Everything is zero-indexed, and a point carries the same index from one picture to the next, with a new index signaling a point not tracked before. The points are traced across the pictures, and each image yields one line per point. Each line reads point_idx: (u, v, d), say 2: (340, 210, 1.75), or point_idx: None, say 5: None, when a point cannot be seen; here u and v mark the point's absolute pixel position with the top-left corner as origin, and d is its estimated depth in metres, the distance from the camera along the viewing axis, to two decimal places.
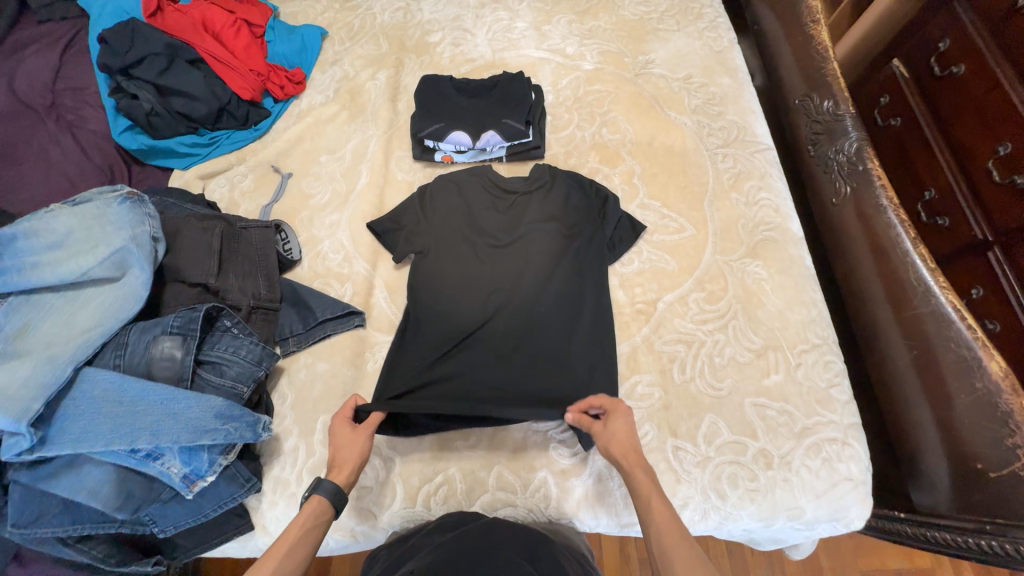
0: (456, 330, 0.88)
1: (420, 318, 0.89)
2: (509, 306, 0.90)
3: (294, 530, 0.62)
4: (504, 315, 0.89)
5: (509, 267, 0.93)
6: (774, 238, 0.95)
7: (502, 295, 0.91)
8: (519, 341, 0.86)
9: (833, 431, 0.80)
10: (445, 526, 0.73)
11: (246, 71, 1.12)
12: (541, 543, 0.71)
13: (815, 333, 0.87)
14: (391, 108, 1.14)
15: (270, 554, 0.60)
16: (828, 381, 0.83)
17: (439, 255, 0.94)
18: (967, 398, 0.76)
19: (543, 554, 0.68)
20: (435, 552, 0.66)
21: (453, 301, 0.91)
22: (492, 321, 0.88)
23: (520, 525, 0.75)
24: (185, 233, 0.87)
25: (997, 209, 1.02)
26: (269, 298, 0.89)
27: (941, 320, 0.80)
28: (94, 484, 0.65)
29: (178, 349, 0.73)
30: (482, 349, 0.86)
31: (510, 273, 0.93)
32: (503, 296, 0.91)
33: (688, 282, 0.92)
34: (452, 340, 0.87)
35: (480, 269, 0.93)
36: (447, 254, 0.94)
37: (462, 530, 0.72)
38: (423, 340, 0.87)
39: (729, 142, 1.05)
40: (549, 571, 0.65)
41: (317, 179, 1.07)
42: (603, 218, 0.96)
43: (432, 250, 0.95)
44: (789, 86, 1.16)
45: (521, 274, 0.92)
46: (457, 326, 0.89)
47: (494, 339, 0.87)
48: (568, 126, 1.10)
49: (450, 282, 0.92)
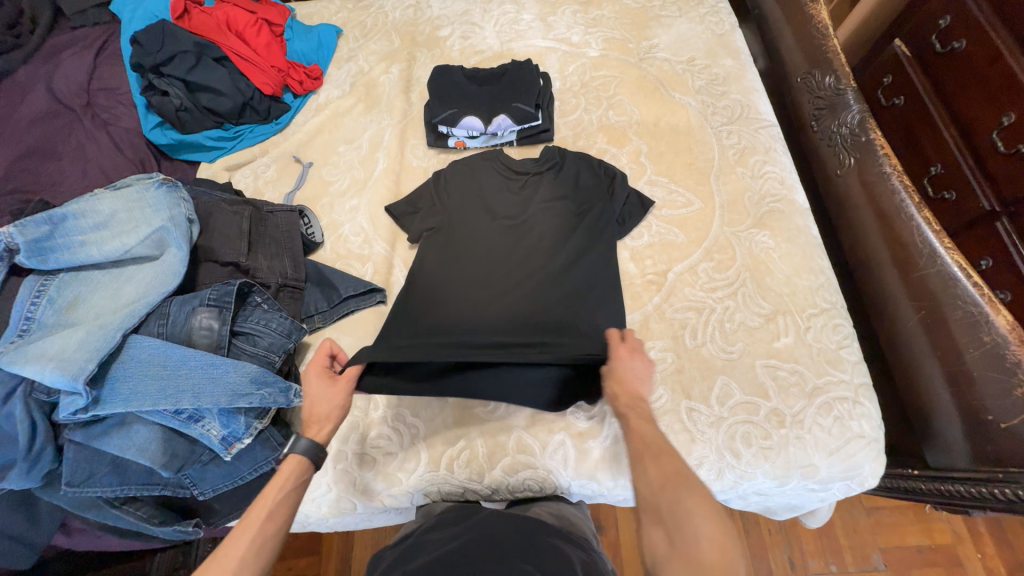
0: (468, 305, 0.91)
1: (432, 293, 0.92)
2: (520, 281, 0.93)
3: (273, 491, 0.64)
4: (516, 288, 0.92)
5: (519, 244, 0.97)
6: (781, 209, 0.98)
7: (513, 272, 0.94)
8: (528, 312, 0.89)
9: (844, 390, 0.82)
10: (447, 523, 0.76)
11: (268, 67, 1.18)
12: (543, 529, 0.74)
13: (823, 298, 0.89)
14: (405, 99, 1.19)
15: (248, 519, 0.60)
16: (837, 343, 0.86)
17: (450, 233, 0.98)
18: (976, 352, 0.77)
19: (543, 542, 0.70)
20: (443, 545, 0.70)
21: (467, 277, 0.94)
22: (502, 294, 0.92)
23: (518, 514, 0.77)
24: (216, 216, 0.92)
25: (1005, 179, 1.03)
26: (295, 278, 0.94)
27: (946, 280, 0.82)
28: (143, 442, 0.70)
29: (214, 319, 0.78)
30: (491, 320, 0.88)
31: (522, 251, 0.96)
32: (515, 271, 0.94)
33: (697, 252, 0.95)
34: (465, 312, 0.90)
35: (492, 247, 0.97)
36: (457, 232, 0.98)
37: (467, 525, 0.74)
38: (435, 314, 0.89)
39: (734, 120, 1.08)
40: (547, 557, 0.66)
41: (337, 167, 1.12)
42: (612, 195, 0.99)
43: (444, 231, 0.99)
44: (790, 65, 1.19)
45: (531, 250, 0.96)
46: (470, 301, 0.91)
47: (504, 310, 0.90)
48: (575, 110, 1.14)
49: (462, 260, 0.96)
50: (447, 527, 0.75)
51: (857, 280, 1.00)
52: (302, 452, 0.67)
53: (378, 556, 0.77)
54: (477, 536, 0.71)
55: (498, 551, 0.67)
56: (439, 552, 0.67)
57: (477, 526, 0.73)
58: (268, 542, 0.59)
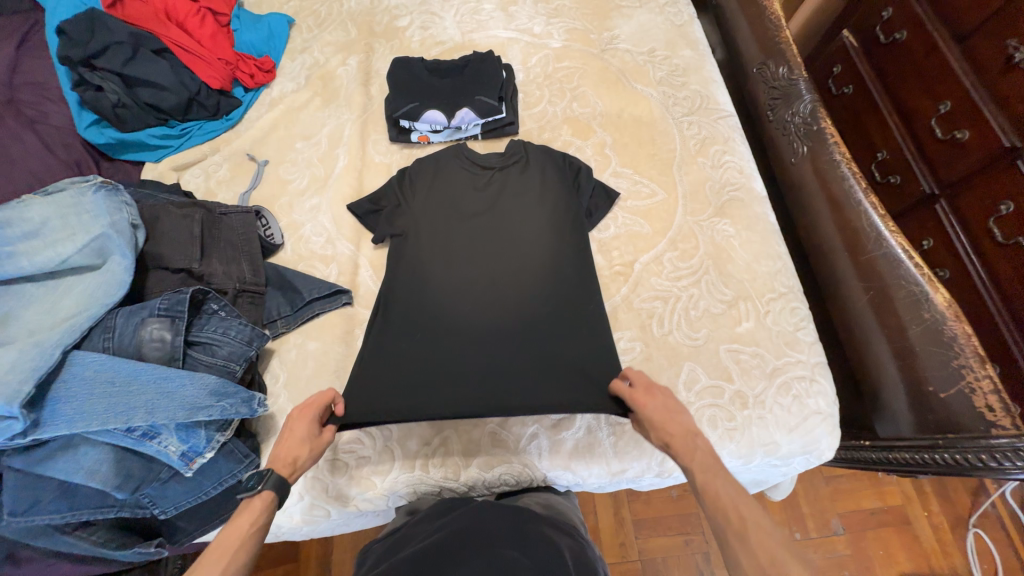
0: (444, 313, 0.88)
1: (406, 305, 0.89)
2: (496, 284, 0.91)
3: (244, 524, 0.61)
4: (493, 291, 0.91)
5: (491, 244, 0.95)
6: (740, 198, 1.01)
7: (487, 274, 0.92)
8: (507, 317, 0.88)
9: (801, 369, 0.86)
10: (435, 515, 0.77)
11: (214, 59, 1.11)
12: (530, 518, 0.75)
13: (781, 283, 0.93)
14: (364, 92, 1.16)
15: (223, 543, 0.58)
16: (794, 325, 0.90)
17: (418, 236, 0.95)
18: (918, 328, 0.83)
19: (529, 530, 0.72)
20: (426, 539, 0.70)
21: (439, 281, 0.91)
22: (479, 300, 0.90)
23: (503, 505, 0.79)
24: (163, 220, 0.86)
25: (942, 164, 1.10)
26: (254, 282, 0.90)
27: (892, 262, 0.87)
28: (92, 463, 0.66)
29: (167, 330, 0.73)
30: (469, 327, 0.87)
31: (494, 251, 0.94)
32: (490, 276, 0.92)
33: (662, 243, 0.97)
34: (441, 320, 0.88)
35: (463, 249, 0.94)
36: (426, 235, 0.95)
37: (449, 517, 0.75)
38: (410, 327, 0.87)
39: (694, 110, 1.10)
40: (534, 543, 0.69)
41: (294, 165, 1.08)
42: (578, 188, 0.99)
43: (409, 232, 0.95)
44: (747, 55, 1.22)
45: (505, 251, 0.94)
46: (446, 309, 0.89)
47: (482, 317, 0.88)
48: (540, 102, 1.13)
49: (433, 265, 0.93)
50: (435, 518, 0.76)
51: (812, 263, 1.04)
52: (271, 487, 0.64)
53: (365, 553, 0.77)
54: (460, 526, 0.72)
55: (478, 542, 0.68)
56: (422, 546, 0.68)
57: (460, 517, 0.74)
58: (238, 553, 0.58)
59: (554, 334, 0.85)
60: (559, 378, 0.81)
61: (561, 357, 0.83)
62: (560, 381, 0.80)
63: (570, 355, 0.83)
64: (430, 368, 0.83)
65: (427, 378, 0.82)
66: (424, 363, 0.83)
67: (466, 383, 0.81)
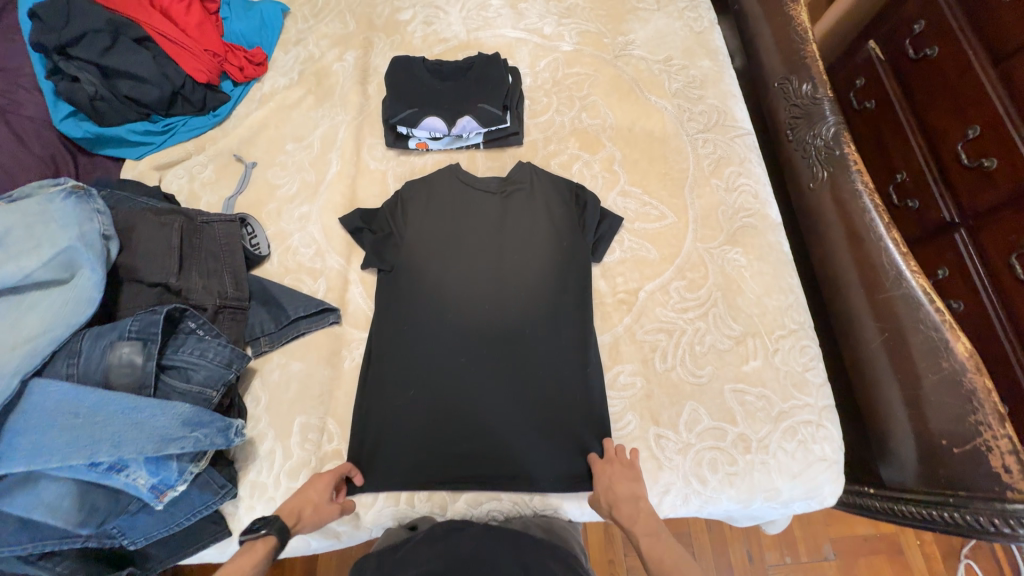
0: (438, 355, 0.86)
1: (401, 345, 0.87)
2: (495, 325, 0.88)
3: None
4: (491, 332, 0.88)
5: (490, 282, 0.92)
6: (754, 225, 0.95)
7: (484, 313, 0.89)
8: (502, 363, 0.85)
9: (808, 413, 0.82)
10: (436, 535, 0.73)
11: (200, 51, 1.03)
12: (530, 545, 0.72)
13: (792, 319, 0.88)
14: (361, 91, 1.09)
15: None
16: (804, 365, 0.85)
17: (414, 271, 0.92)
18: (934, 377, 0.78)
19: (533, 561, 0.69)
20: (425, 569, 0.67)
21: (435, 319, 0.89)
22: (476, 341, 0.87)
23: (506, 530, 0.74)
24: (139, 230, 0.81)
25: (968, 192, 1.04)
26: (236, 297, 0.86)
27: (911, 302, 0.82)
28: (53, 499, 0.62)
29: (139, 353, 0.68)
30: (464, 372, 0.85)
31: (490, 287, 0.91)
32: (487, 315, 0.89)
33: (669, 270, 0.92)
34: (437, 363, 0.85)
35: (461, 287, 0.91)
36: (421, 270, 0.92)
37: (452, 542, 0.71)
38: (405, 369, 0.85)
39: (710, 127, 1.04)
40: None
41: (284, 169, 1.02)
42: (583, 226, 0.94)
43: (403, 261, 0.92)
44: (767, 69, 1.15)
45: (504, 289, 0.91)
46: (441, 350, 0.86)
47: (478, 360, 0.86)
48: (547, 110, 1.07)
49: (429, 303, 0.90)
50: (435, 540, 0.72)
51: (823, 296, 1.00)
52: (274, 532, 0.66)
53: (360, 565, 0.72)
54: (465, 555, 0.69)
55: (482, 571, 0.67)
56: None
57: (457, 540, 0.72)
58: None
59: (545, 385, 0.83)
60: (544, 435, 0.81)
61: (556, 409, 0.82)
62: (555, 434, 0.81)
63: (565, 407, 0.82)
64: (426, 414, 0.83)
65: (423, 425, 0.82)
66: (419, 409, 0.83)
67: (462, 432, 0.82)
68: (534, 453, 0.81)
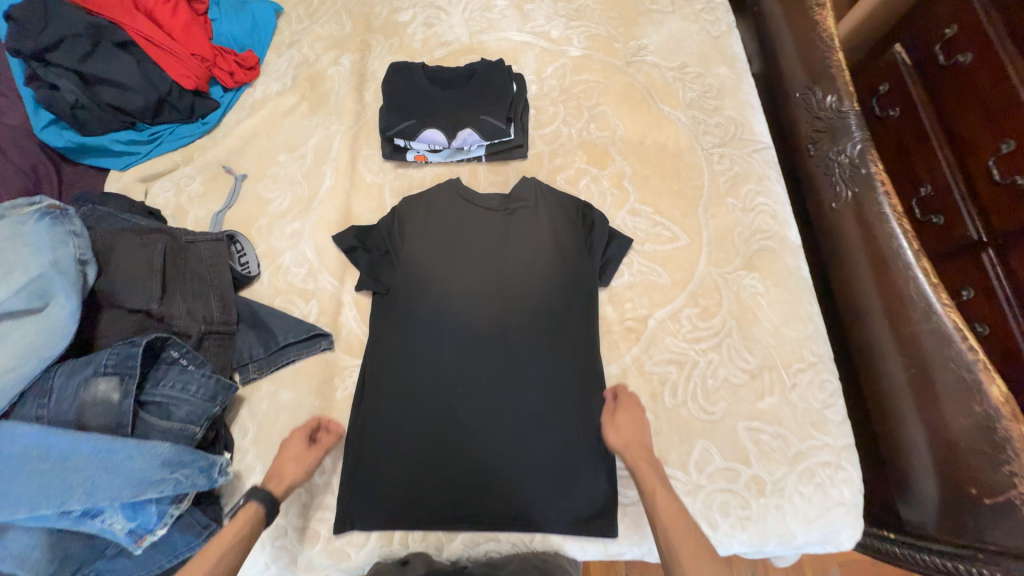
0: (435, 386, 0.81)
1: (396, 375, 0.82)
2: (494, 354, 0.83)
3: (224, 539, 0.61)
4: (490, 361, 0.83)
5: (490, 306, 0.87)
6: (772, 248, 0.90)
7: (483, 340, 0.84)
8: (502, 395, 0.80)
9: (826, 454, 0.77)
10: None
11: (187, 56, 0.97)
12: None
13: (811, 351, 0.83)
14: (357, 98, 1.03)
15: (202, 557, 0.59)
16: (823, 402, 0.80)
17: (411, 295, 0.87)
18: (965, 422, 0.73)
19: None
20: None
21: (432, 346, 0.84)
22: (474, 371, 0.82)
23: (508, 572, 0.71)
24: (119, 250, 0.76)
25: (996, 210, 0.96)
26: (223, 322, 0.81)
27: (941, 339, 0.76)
28: (22, 549, 0.58)
29: (116, 390, 0.64)
30: (462, 404, 0.80)
31: (491, 312, 0.86)
32: (487, 343, 0.84)
33: (681, 297, 0.87)
34: (433, 394, 0.81)
35: (460, 311, 0.86)
36: (419, 294, 0.87)
37: None
38: (400, 400, 0.81)
39: (726, 141, 0.98)
40: None
41: (276, 182, 0.97)
42: (590, 249, 0.88)
43: (400, 284, 0.87)
44: (790, 78, 1.07)
45: (505, 315, 0.86)
46: (438, 381, 0.82)
47: (477, 392, 0.81)
48: (553, 121, 1.01)
49: (426, 329, 0.85)
50: None
51: (844, 325, 0.93)
52: (259, 500, 0.65)
53: None
54: None
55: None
56: None
57: None
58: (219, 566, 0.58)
59: (547, 420, 0.79)
60: (546, 474, 0.77)
61: (558, 445, 0.78)
62: (556, 473, 0.77)
63: (568, 444, 0.78)
64: (421, 448, 0.78)
65: (419, 460, 0.78)
66: (415, 443, 0.79)
67: (459, 468, 0.77)
68: (534, 491, 0.76)
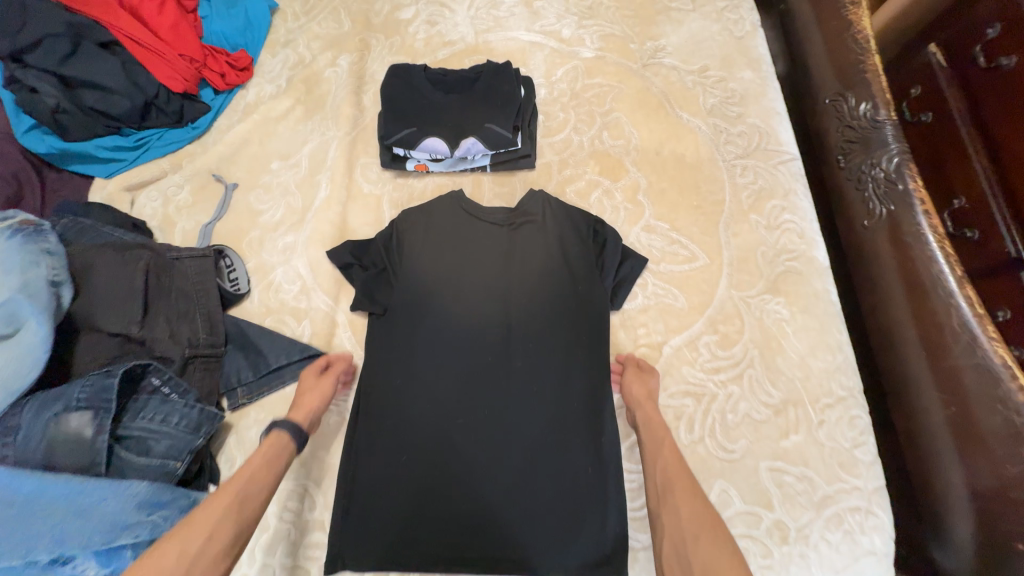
0: (433, 416, 0.75)
1: (391, 403, 0.76)
2: (497, 382, 0.77)
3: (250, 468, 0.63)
4: (493, 389, 0.76)
5: (494, 329, 0.80)
6: (798, 270, 0.83)
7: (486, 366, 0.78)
8: (505, 427, 0.74)
9: (855, 498, 0.71)
10: None
11: (175, 56, 0.92)
12: None
13: (839, 384, 0.77)
14: (355, 102, 0.97)
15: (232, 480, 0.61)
16: (852, 441, 0.74)
17: (408, 316, 0.80)
18: (1016, 472, 0.65)
19: None
20: None
21: (430, 373, 0.77)
22: (475, 400, 0.76)
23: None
24: (98, 269, 0.71)
25: None
26: (210, 345, 0.76)
27: (987, 376, 0.69)
28: None
29: (89, 425, 0.60)
30: (462, 435, 0.74)
31: (493, 338, 0.79)
32: (489, 369, 0.77)
33: (699, 322, 0.81)
34: (430, 425, 0.75)
35: (461, 333, 0.80)
36: (417, 315, 0.81)
37: None
38: (395, 431, 0.75)
39: (749, 151, 0.91)
40: None
41: (268, 192, 0.92)
42: (602, 270, 0.81)
43: (397, 304, 0.81)
44: (820, 84, 0.99)
45: (509, 340, 0.79)
46: (437, 410, 0.75)
47: (478, 422, 0.75)
48: (563, 128, 0.95)
49: (424, 353, 0.79)
50: None
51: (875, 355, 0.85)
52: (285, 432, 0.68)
53: None
54: None
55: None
56: None
57: None
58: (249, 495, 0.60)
59: (554, 455, 0.73)
60: (551, 514, 0.71)
61: (565, 483, 0.72)
62: (562, 514, 0.71)
63: (575, 482, 0.72)
64: (418, 484, 0.72)
65: (415, 496, 0.72)
66: (411, 478, 0.73)
67: (458, 505, 0.72)
68: (539, 532, 0.71)
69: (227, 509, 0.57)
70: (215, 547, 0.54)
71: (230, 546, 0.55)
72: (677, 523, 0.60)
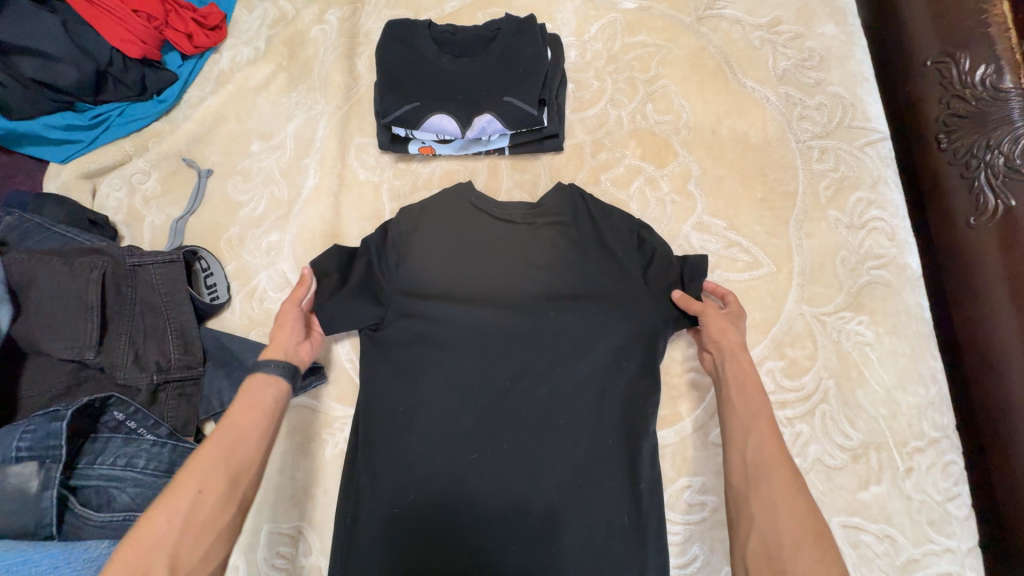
0: (439, 455, 0.61)
1: (387, 440, 0.63)
2: (517, 416, 0.62)
3: (246, 413, 0.55)
4: (511, 425, 0.62)
5: (512, 347, 0.64)
6: (887, 279, 0.67)
7: (504, 396, 0.63)
8: (529, 470, 0.60)
9: (948, 564, 0.58)
10: None
11: (128, 12, 0.76)
12: None
13: (933, 424, 0.62)
14: (346, 67, 0.81)
15: (216, 431, 0.53)
16: (946, 493, 0.60)
17: (407, 332, 0.66)
18: None
19: None
20: None
21: (435, 403, 0.63)
22: (491, 436, 0.62)
23: None
24: (40, 284, 0.60)
25: None
26: (185, 365, 0.65)
27: None
28: None
29: (33, 480, 0.51)
30: (475, 480, 0.60)
31: (511, 361, 0.64)
32: (508, 398, 0.63)
33: (762, 344, 0.67)
34: (435, 467, 0.61)
35: (472, 354, 0.65)
36: (417, 332, 0.66)
37: None
38: (392, 474, 0.61)
39: (829, 128, 0.74)
40: None
41: (248, 179, 0.78)
42: (648, 282, 0.65)
43: (395, 324, 0.66)
44: (911, 34, 0.69)
45: (531, 363, 0.64)
46: (443, 448, 0.61)
47: (495, 464, 0.61)
48: (598, 100, 0.78)
49: (428, 378, 0.64)
50: None
51: (976, 411, 0.60)
52: (278, 372, 0.59)
53: None
54: None
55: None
56: None
57: None
58: (239, 455, 0.52)
59: (588, 509, 0.59)
60: None
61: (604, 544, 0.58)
62: None
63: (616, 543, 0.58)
64: (421, 537, 0.59)
65: (419, 554, 0.59)
66: (414, 530, 0.59)
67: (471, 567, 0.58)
68: None
69: (218, 462, 0.51)
70: (208, 502, 0.49)
71: (225, 497, 0.49)
72: (770, 519, 0.48)
